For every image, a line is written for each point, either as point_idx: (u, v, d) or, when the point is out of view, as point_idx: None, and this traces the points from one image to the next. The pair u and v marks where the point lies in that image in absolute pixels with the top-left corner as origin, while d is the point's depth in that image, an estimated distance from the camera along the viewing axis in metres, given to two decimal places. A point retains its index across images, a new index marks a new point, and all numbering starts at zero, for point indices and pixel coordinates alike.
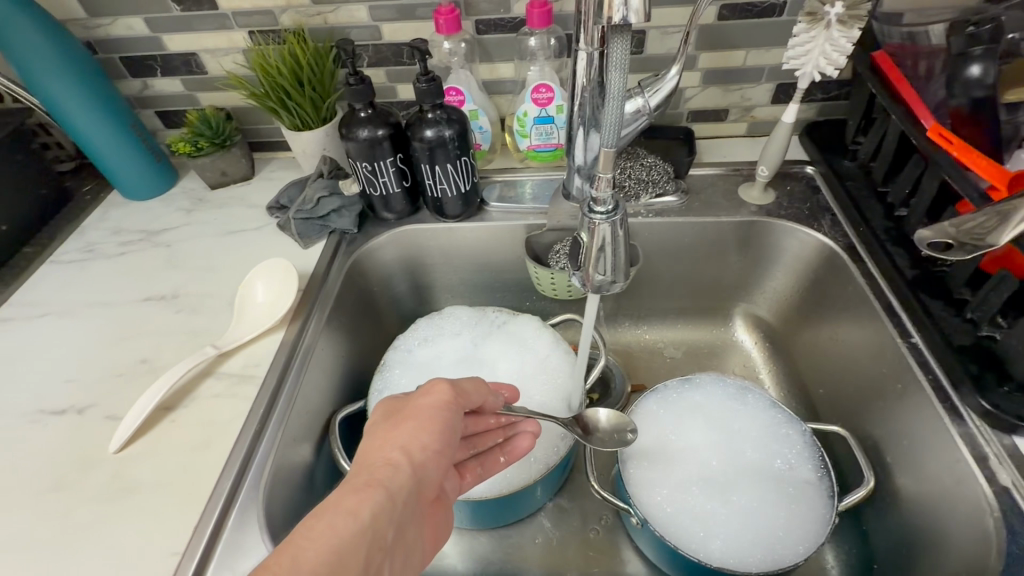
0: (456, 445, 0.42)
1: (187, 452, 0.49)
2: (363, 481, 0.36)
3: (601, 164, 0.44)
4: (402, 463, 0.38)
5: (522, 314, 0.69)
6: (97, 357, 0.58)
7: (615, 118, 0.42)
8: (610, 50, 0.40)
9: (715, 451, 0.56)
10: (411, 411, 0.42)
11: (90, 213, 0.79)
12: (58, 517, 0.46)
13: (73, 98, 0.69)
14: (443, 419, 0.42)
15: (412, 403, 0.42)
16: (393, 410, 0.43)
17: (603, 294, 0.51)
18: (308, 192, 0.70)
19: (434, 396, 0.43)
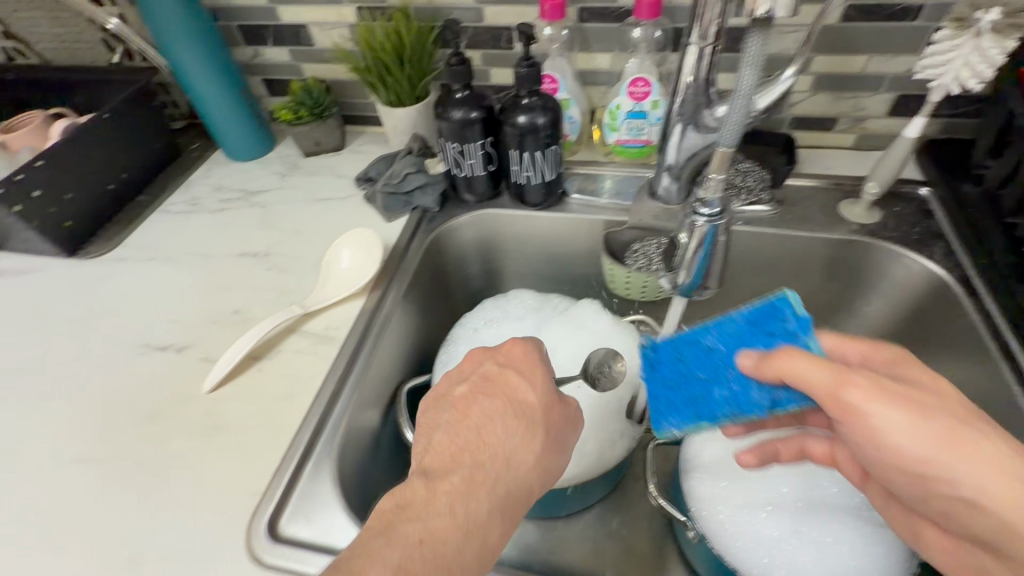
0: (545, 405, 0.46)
1: (272, 400, 0.52)
2: (499, 485, 0.41)
3: (714, 165, 0.44)
4: (531, 472, 0.43)
5: (587, 303, 0.68)
6: (198, 303, 0.63)
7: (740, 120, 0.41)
8: (746, 46, 0.38)
9: (788, 479, 0.54)
10: (556, 436, 0.45)
11: (197, 170, 0.85)
12: (156, 444, 0.50)
13: (197, 61, 0.74)
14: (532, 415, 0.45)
15: (559, 420, 0.46)
16: (485, 396, 0.46)
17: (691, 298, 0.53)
18: (396, 167, 0.72)
19: (572, 430, 0.47)
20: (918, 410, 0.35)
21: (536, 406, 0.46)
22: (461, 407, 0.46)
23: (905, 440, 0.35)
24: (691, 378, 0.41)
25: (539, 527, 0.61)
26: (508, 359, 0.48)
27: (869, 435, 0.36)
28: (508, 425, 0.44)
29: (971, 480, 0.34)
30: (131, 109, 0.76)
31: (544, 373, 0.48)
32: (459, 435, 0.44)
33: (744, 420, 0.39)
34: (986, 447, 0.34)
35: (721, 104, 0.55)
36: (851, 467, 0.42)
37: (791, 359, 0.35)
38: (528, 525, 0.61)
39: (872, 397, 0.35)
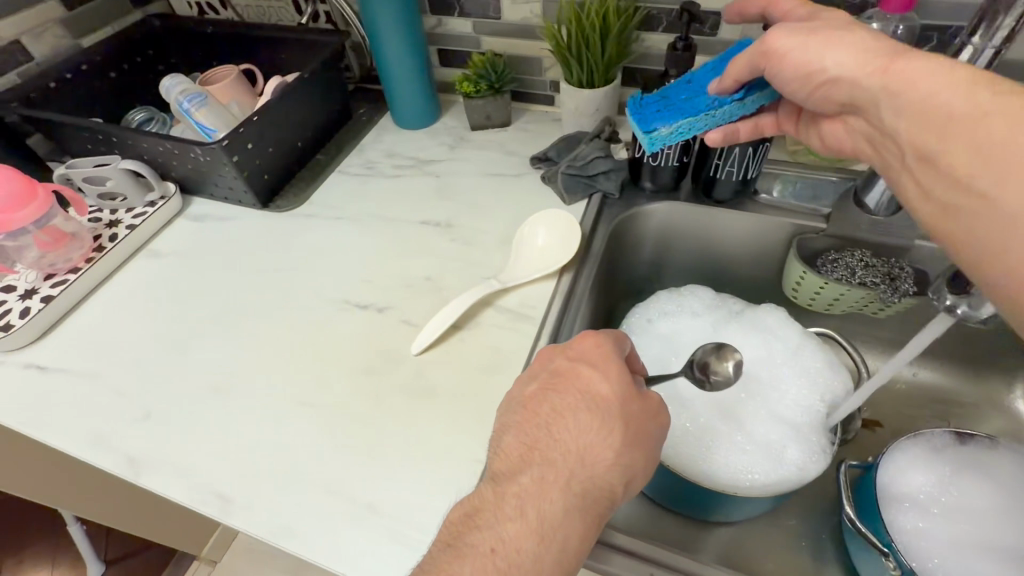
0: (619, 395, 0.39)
1: (480, 371, 0.53)
2: (575, 483, 0.36)
3: None
4: (608, 475, 0.37)
5: (768, 307, 0.66)
6: (390, 266, 0.65)
7: None
8: None
9: (983, 525, 0.54)
10: (640, 433, 0.39)
11: (367, 134, 0.87)
12: (372, 397, 0.52)
13: (394, 26, 0.75)
14: (604, 410, 0.39)
15: (640, 414, 0.39)
16: (549, 386, 0.41)
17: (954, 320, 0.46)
18: (582, 150, 0.71)
19: (660, 424, 0.40)
20: (861, 44, 0.44)
21: (611, 398, 0.39)
22: (529, 404, 0.40)
23: (852, 69, 0.44)
24: (682, 104, 0.57)
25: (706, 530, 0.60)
26: (581, 351, 0.42)
27: (838, 83, 0.46)
28: (580, 422, 0.38)
29: (962, 105, 0.37)
30: (325, 70, 0.79)
31: (620, 366, 0.40)
32: (527, 432, 0.39)
33: (719, 109, 0.55)
34: (946, 78, 0.39)
35: None
36: (887, 153, 0.46)
37: (737, 62, 0.51)
38: (695, 526, 0.60)
39: (848, 55, 0.44)
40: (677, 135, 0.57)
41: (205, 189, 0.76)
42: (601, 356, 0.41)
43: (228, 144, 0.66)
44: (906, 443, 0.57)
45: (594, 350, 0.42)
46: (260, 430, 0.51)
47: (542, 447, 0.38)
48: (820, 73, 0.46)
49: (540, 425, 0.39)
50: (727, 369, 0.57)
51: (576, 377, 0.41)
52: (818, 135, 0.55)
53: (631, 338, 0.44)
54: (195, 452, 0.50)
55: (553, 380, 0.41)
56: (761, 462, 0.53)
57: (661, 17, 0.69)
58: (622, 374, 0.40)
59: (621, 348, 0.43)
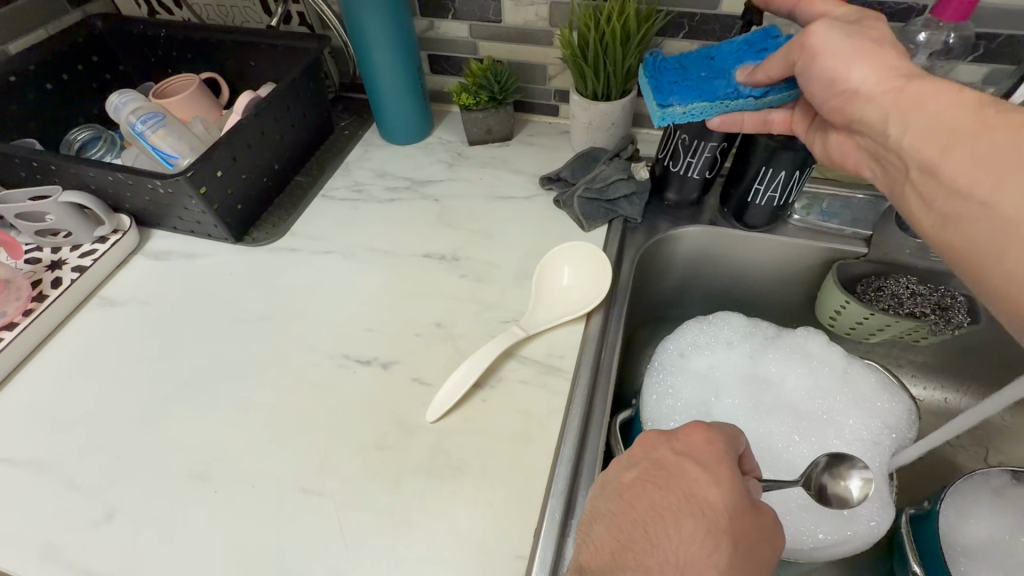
0: (733, 499, 0.35)
1: (511, 440, 0.46)
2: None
3: None
4: None
5: (804, 331, 0.60)
6: (394, 310, 0.57)
7: None
8: None
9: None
10: (753, 555, 0.34)
11: (352, 150, 0.78)
12: (389, 479, 0.45)
13: (381, 30, 0.66)
14: (712, 514, 0.34)
15: (755, 530, 0.35)
16: (652, 478, 0.36)
17: None
18: (601, 171, 0.64)
19: (773, 547, 0.35)
20: (881, 57, 0.39)
21: (722, 507, 0.34)
22: (626, 495, 0.36)
23: (870, 84, 0.40)
24: (703, 83, 0.50)
25: None
26: (690, 447, 0.38)
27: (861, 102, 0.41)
28: (686, 530, 0.33)
29: (969, 123, 0.34)
30: (304, 81, 0.69)
31: (734, 471, 0.36)
32: (622, 528, 0.34)
33: (736, 100, 0.49)
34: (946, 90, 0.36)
35: None
36: (897, 175, 0.41)
37: (772, 59, 0.45)
38: None
39: (877, 73, 0.39)
40: (688, 116, 0.51)
41: (165, 222, 0.66)
42: (711, 448, 0.37)
43: (194, 174, 0.56)
44: (976, 491, 0.53)
45: (708, 443, 0.38)
46: (254, 529, 0.43)
47: (637, 550, 0.32)
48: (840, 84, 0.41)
49: (638, 527, 0.34)
50: (850, 493, 0.44)
51: (683, 476, 0.36)
52: (823, 144, 0.49)
53: (744, 435, 0.40)
54: (175, 560, 0.41)
55: (657, 477, 0.36)
56: (828, 517, 0.48)
57: (684, 23, 0.62)
58: (730, 471, 0.36)
59: (735, 447, 0.39)
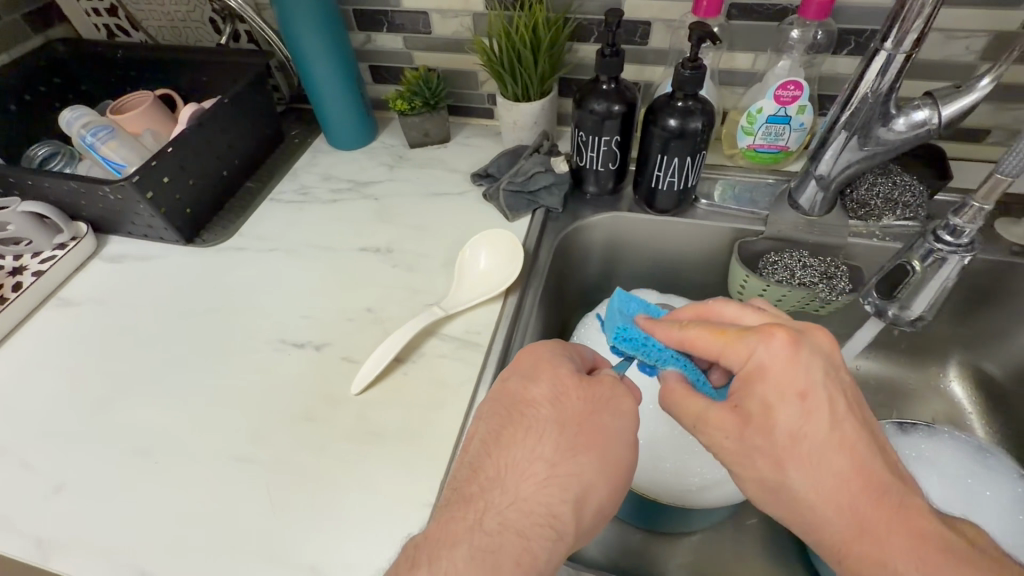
0: (567, 392, 0.44)
1: (427, 407, 0.51)
2: (495, 518, 0.38)
3: (981, 194, 0.46)
4: (546, 484, 0.40)
5: None
6: (329, 299, 0.62)
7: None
8: None
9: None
10: (595, 432, 0.42)
11: (301, 157, 0.83)
12: (315, 444, 0.49)
13: (318, 46, 0.72)
14: (545, 418, 0.42)
15: (595, 408, 0.43)
16: (502, 409, 0.44)
17: (896, 325, 0.53)
18: (523, 165, 0.69)
19: (611, 414, 0.43)
20: (830, 439, 0.38)
21: (542, 403, 0.43)
22: (491, 434, 0.43)
23: (811, 434, 0.38)
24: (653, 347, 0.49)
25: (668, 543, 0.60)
26: (519, 368, 0.46)
27: (802, 465, 0.38)
28: (526, 440, 0.42)
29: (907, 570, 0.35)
30: (250, 94, 0.74)
31: (558, 367, 0.45)
32: (480, 458, 0.42)
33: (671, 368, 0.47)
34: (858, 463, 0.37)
35: (899, 118, 0.53)
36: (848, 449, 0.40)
37: (667, 387, 0.44)
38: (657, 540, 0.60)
39: (821, 445, 0.38)
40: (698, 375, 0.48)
41: (120, 227, 0.70)
42: (537, 363, 0.46)
43: (140, 179, 0.61)
44: None
45: (538, 361, 0.46)
46: (190, 493, 0.47)
47: (488, 466, 0.41)
48: (776, 487, 0.39)
49: (491, 452, 0.42)
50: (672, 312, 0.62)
51: (517, 386, 0.45)
52: None
53: (574, 349, 0.48)
54: (116, 524, 0.45)
55: (505, 407, 0.44)
56: (714, 462, 0.53)
57: (591, 29, 0.68)
58: (550, 378, 0.44)
59: (566, 355, 0.47)
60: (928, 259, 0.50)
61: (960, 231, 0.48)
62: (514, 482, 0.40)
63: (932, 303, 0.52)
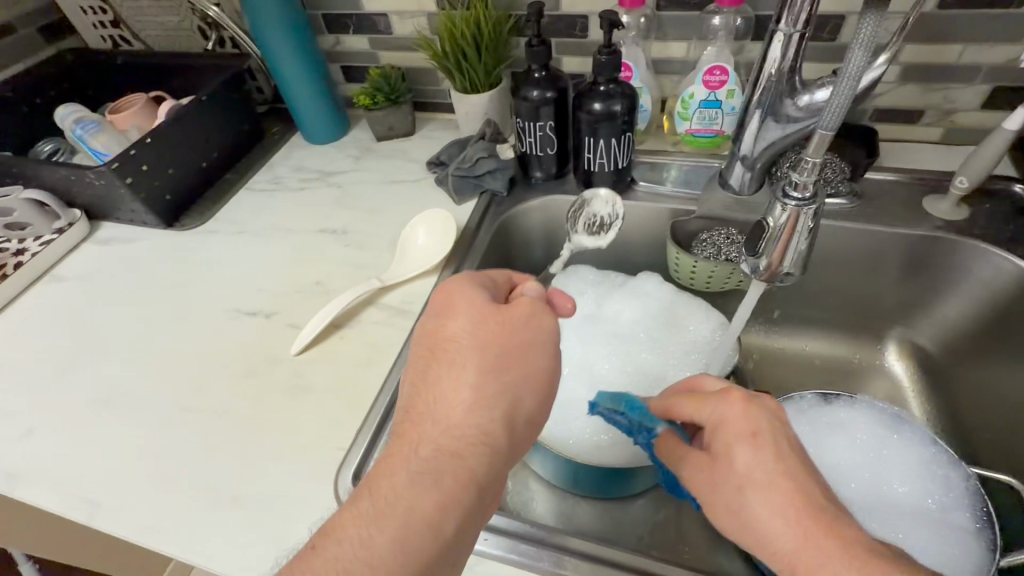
0: (486, 317, 0.40)
1: (355, 366, 0.56)
2: (431, 446, 0.36)
3: (811, 148, 0.44)
4: (473, 421, 0.37)
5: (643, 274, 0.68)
6: (284, 274, 0.68)
7: (843, 100, 0.40)
8: (858, 26, 0.38)
9: (857, 473, 0.53)
10: (517, 350, 0.39)
11: (277, 151, 0.90)
12: (251, 397, 0.55)
13: (286, 47, 0.78)
14: (468, 348, 0.39)
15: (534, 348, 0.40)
16: (426, 348, 0.40)
17: (773, 283, 0.52)
18: (469, 152, 0.74)
19: (533, 334, 0.40)
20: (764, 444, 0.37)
21: (459, 333, 0.40)
22: (421, 373, 0.39)
23: (754, 464, 0.36)
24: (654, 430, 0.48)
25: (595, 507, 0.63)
26: (434, 300, 0.43)
27: (760, 488, 0.36)
28: (450, 374, 0.38)
29: None
30: (227, 92, 0.82)
31: (476, 297, 0.41)
32: (410, 401, 0.39)
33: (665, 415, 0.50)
34: (817, 506, 0.34)
35: (804, 93, 0.56)
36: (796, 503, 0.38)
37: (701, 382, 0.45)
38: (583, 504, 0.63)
39: (769, 497, 0.35)
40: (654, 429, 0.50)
41: (110, 214, 0.78)
42: (452, 291, 0.42)
43: (118, 166, 0.69)
44: None
45: (452, 288, 0.43)
46: (139, 436, 0.53)
47: (417, 401, 0.38)
48: (735, 510, 0.36)
49: (419, 390, 0.39)
50: None
51: (436, 309, 0.42)
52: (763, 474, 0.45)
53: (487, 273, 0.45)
54: (74, 461, 0.51)
55: (429, 341, 0.41)
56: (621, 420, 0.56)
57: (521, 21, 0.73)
58: (469, 306, 0.41)
59: (483, 281, 0.44)
60: (782, 217, 0.47)
61: (802, 186, 0.46)
62: (444, 413, 0.37)
63: (796, 255, 0.49)
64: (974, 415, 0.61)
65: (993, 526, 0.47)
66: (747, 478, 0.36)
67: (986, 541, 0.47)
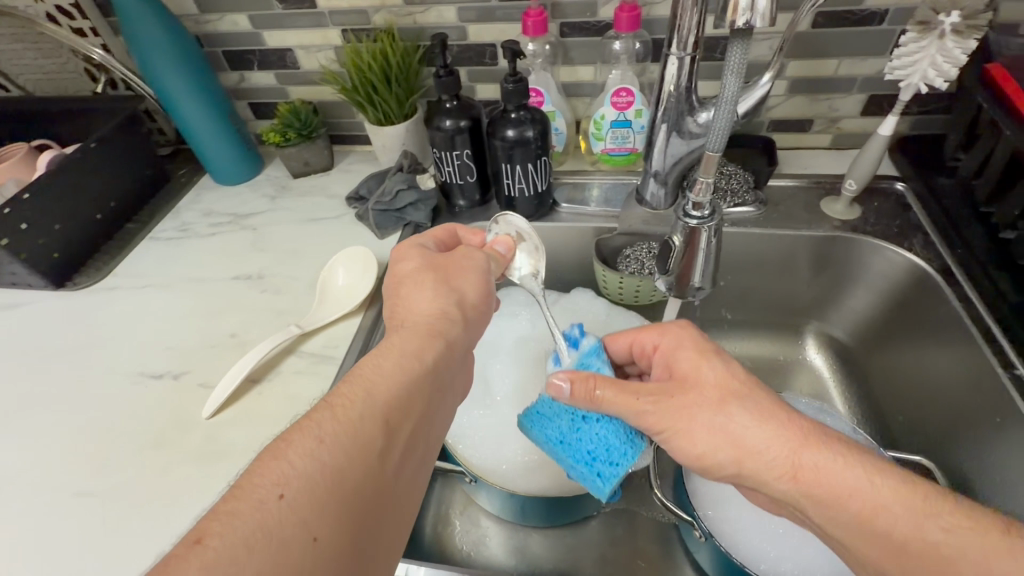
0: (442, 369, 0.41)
1: (275, 422, 0.52)
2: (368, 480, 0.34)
3: (703, 169, 0.47)
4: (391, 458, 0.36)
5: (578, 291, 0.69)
6: (194, 329, 0.63)
7: (723, 126, 0.43)
8: (728, 55, 0.40)
9: None
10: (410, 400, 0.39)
11: (185, 195, 0.84)
12: (158, 471, 0.49)
13: (184, 87, 0.74)
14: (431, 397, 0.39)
15: (425, 384, 0.38)
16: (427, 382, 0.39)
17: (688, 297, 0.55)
18: (387, 185, 0.72)
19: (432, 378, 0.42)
20: (772, 425, 0.39)
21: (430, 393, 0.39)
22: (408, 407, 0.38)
23: (762, 463, 0.38)
24: (573, 428, 0.44)
25: (547, 536, 0.62)
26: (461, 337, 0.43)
27: (815, 481, 0.37)
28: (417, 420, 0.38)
29: (907, 527, 0.35)
30: (120, 137, 0.76)
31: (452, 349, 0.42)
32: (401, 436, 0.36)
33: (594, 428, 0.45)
34: (877, 484, 0.36)
35: (702, 111, 0.59)
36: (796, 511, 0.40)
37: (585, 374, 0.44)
38: (535, 535, 0.62)
39: (854, 519, 0.36)
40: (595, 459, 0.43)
41: None
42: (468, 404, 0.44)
43: None
44: None
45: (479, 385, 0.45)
46: (26, 531, 0.46)
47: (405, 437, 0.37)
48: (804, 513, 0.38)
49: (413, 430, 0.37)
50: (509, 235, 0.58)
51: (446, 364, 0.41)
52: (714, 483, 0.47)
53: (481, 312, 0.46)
54: None
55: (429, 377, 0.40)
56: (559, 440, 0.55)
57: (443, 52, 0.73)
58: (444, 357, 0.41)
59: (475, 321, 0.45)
60: (685, 234, 0.50)
61: (700, 206, 0.49)
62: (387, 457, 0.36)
63: (705, 271, 0.53)
64: (886, 399, 0.64)
65: None
66: (803, 477, 0.37)
67: None
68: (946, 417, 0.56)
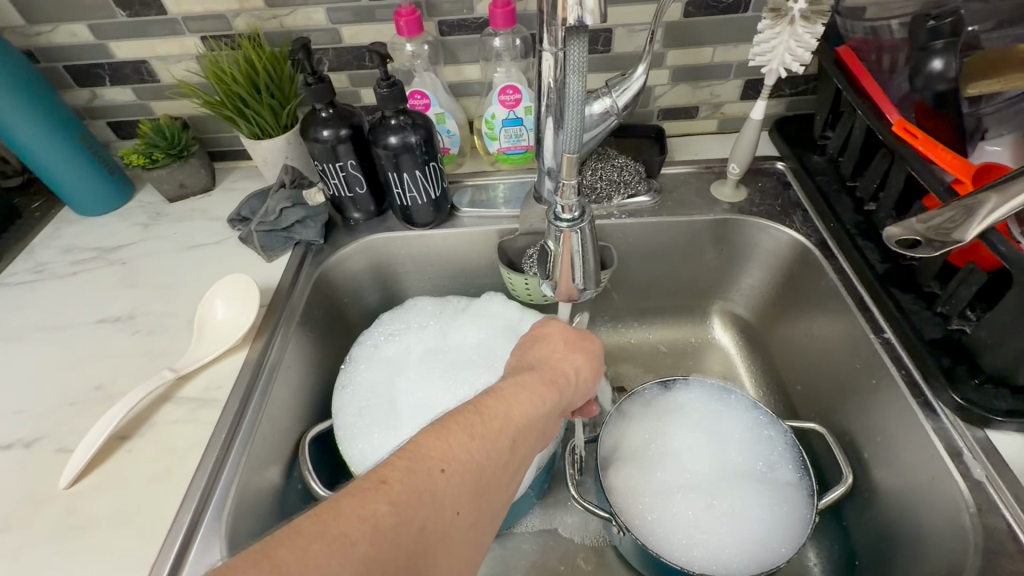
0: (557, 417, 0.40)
1: (149, 482, 0.47)
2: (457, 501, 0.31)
3: (565, 171, 0.46)
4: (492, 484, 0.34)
5: (487, 296, 0.67)
6: (51, 385, 0.55)
7: (576, 124, 0.44)
8: (568, 52, 0.41)
9: (698, 454, 0.58)
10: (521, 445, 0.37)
11: (40, 232, 0.75)
12: (7, 559, 0.43)
13: (16, 108, 0.63)
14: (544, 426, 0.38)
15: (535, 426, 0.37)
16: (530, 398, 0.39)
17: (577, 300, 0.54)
18: (270, 203, 0.66)
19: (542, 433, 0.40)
20: None
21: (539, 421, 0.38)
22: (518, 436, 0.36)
23: None
24: None
25: None
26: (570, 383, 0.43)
27: None
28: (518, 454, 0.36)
29: None
30: None
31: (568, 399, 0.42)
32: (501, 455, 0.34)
33: None
34: None
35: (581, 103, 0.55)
36: None
37: None
38: None
39: None
40: None
41: None
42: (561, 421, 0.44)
43: None
44: (621, 405, 0.60)
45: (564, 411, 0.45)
46: None
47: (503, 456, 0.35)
48: None
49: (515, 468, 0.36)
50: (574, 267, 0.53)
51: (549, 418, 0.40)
52: None
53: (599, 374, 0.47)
54: None
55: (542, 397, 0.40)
56: None
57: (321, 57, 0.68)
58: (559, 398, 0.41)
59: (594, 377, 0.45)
60: (559, 237, 0.50)
61: (568, 209, 0.48)
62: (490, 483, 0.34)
63: (581, 275, 0.52)
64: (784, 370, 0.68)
65: (808, 474, 0.54)
66: None
67: (806, 488, 0.53)
68: (834, 382, 0.60)
